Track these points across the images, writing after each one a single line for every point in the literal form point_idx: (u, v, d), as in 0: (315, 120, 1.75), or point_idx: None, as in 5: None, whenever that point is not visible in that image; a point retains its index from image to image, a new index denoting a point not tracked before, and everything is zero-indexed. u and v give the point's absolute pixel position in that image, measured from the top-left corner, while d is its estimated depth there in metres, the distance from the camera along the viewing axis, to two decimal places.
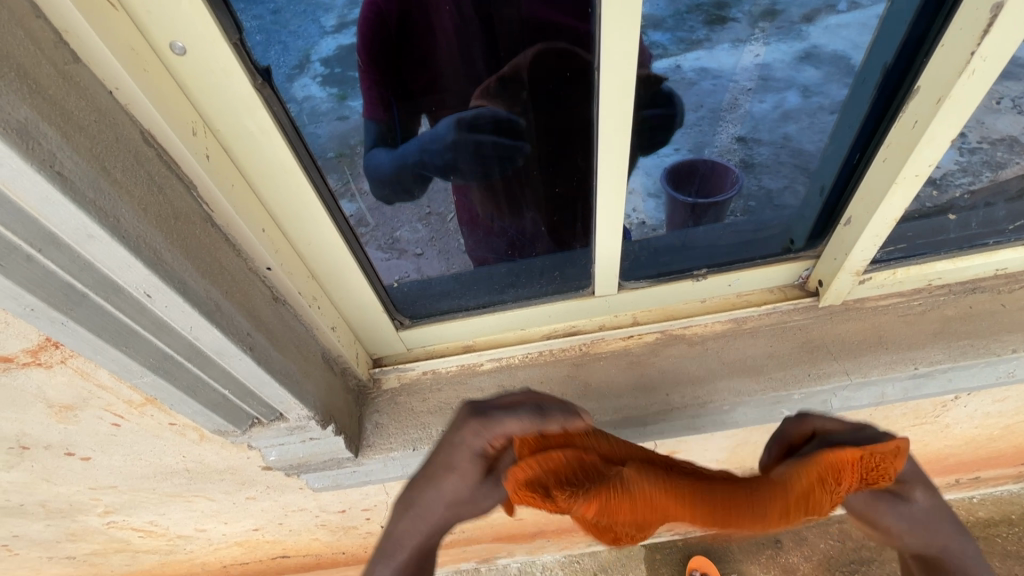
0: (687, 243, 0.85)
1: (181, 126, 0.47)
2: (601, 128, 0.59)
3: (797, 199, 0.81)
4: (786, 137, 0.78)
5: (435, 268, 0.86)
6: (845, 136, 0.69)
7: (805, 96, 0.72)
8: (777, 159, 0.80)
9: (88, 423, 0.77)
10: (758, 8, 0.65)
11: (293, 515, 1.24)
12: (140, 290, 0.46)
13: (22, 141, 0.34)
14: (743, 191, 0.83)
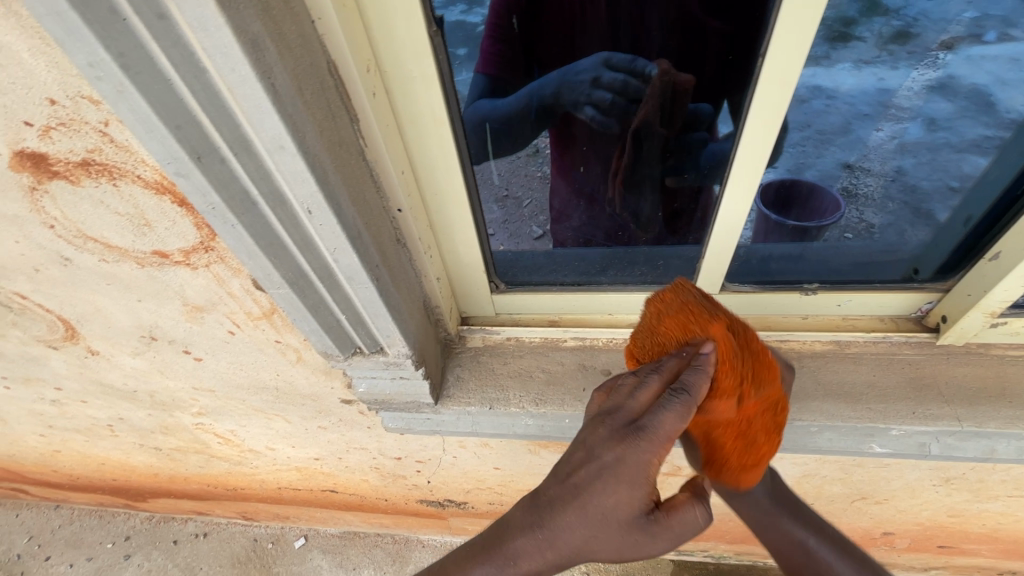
0: (802, 256, 0.82)
1: (359, 62, 0.51)
2: (750, 117, 0.57)
3: (902, 240, 0.81)
4: (900, 171, 0.77)
5: (515, 247, 0.90)
6: (1006, 169, 0.66)
7: (932, 126, 0.72)
8: (886, 193, 0.79)
9: (211, 327, 0.85)
10: (891, 29, 0.62)
11: (353, 452, 1.32)
12: (304, 205, 0.50)
13: (253, 51, 0.38)
14: (843, 221, 0.81)
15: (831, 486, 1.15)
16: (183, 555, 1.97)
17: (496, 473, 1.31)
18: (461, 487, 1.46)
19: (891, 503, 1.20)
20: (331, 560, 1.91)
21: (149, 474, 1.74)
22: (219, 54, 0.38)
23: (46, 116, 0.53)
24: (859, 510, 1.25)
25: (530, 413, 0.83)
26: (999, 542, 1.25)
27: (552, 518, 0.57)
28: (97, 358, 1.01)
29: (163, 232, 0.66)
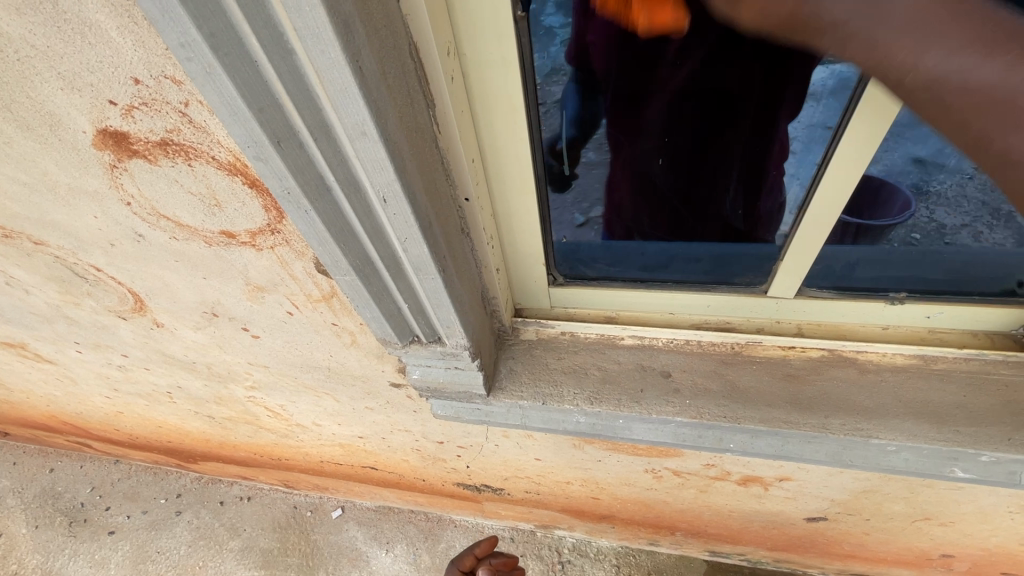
0: (888, 261, 0.78)
1: (441, 45, 0.49)
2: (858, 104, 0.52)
3: (977, 242, 0.76)
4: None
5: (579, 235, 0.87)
6: None
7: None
8: (960, 192, 0.74)
9: (271, 306, 0.86)
10: None
11: (396, 433, 1.33)
12: (380, 194, 0.49)
13: (345, 34, 0.37)
14: (911, 219, 0.77)
15: (892, 504, 1.09)
16: (229, 516, 2.06)
17: (536, 464, 1.31)
18: (498, 474, 1.47)
19: (955, 525, 1.14)
20: (367, 532, 1.96)
21: (200, 439, 1.82)
22: (309, 34, 0.36)
23: (130, 95, 0.53)
24: (920, 531, 1.22)
25: (584, 411, 0.81)
26: None
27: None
28: (161, 329, 1.04)
29: (233, 213, 0.67)
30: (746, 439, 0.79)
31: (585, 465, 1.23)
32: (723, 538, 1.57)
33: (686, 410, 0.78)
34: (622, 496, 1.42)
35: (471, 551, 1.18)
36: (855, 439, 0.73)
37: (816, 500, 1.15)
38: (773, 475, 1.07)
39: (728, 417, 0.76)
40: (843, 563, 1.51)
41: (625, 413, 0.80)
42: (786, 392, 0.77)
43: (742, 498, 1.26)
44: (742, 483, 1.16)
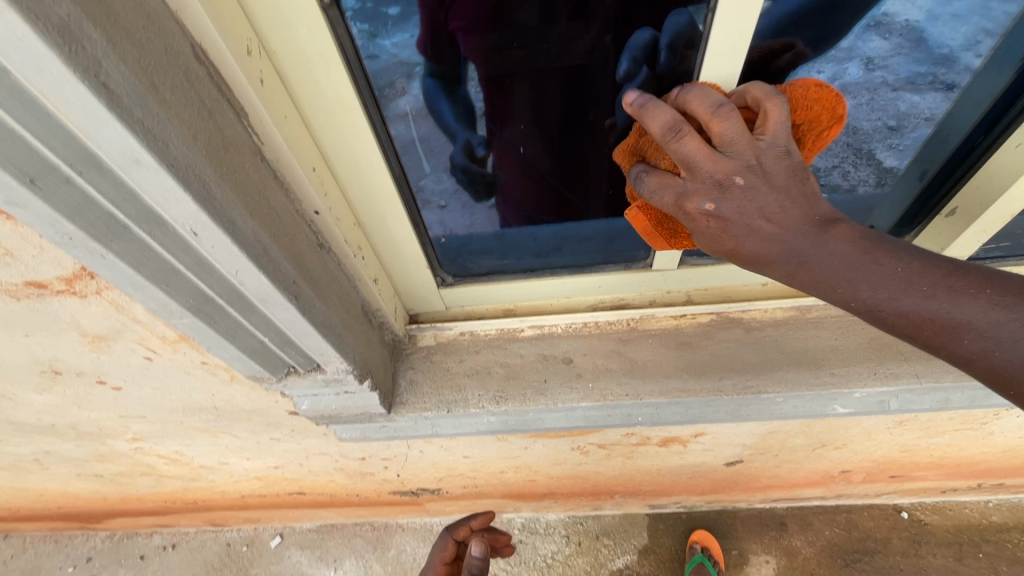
0: None
1: (236, 45, 0.42)
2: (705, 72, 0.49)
3: (845, 182, 0.72)
4: (851, 105, 0.64)
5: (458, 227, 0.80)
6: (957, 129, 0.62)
7: (868, 67, 0.57)
8: (834, 134, 0.69)
9: (122, 354, 0.75)
10: None
11: (313, 457, 1.24)
12: (187, 227, 0.42)
13: (65, 43, 0.29)
14: (810, 168, 0.70)
15: (795, 438, 1.18)
16: (152, 569, 1.88)
17: (466, 461, 1.27)
18: (432, 477, 1.43)
19: (849, 446, 1.26)
20: (310, 555, 1.86)
21: (96, 499, 1.61)
22: (12, 48, 0.28)
23: None
24: (822, 455, 1.33)
25: (491, 411, 0.79)
26: (939, 465, 1.43)
27: (434, 558, 1.09)
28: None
29: (33, 260, 0.55)
30: (653, 411, 0.80)
31: (514, 453, 1.22)
32: (658, 492, 1.64)
33: (591, 394, 0.77)
34: (557, 473, 1.43)
35: (466, 521, 1.12)
36: (748, 395, 0.76)
37: (731, 447, 1.22)
38: (689, 433, 1.12)
39: (631, 395, 0.77)
40: (764, 493, 1.63)
41: (532, 406, 0.78)
42: (682, 360, 0.78)
43: (667, 456, 1.31)
44: (664, 444, 1.20)
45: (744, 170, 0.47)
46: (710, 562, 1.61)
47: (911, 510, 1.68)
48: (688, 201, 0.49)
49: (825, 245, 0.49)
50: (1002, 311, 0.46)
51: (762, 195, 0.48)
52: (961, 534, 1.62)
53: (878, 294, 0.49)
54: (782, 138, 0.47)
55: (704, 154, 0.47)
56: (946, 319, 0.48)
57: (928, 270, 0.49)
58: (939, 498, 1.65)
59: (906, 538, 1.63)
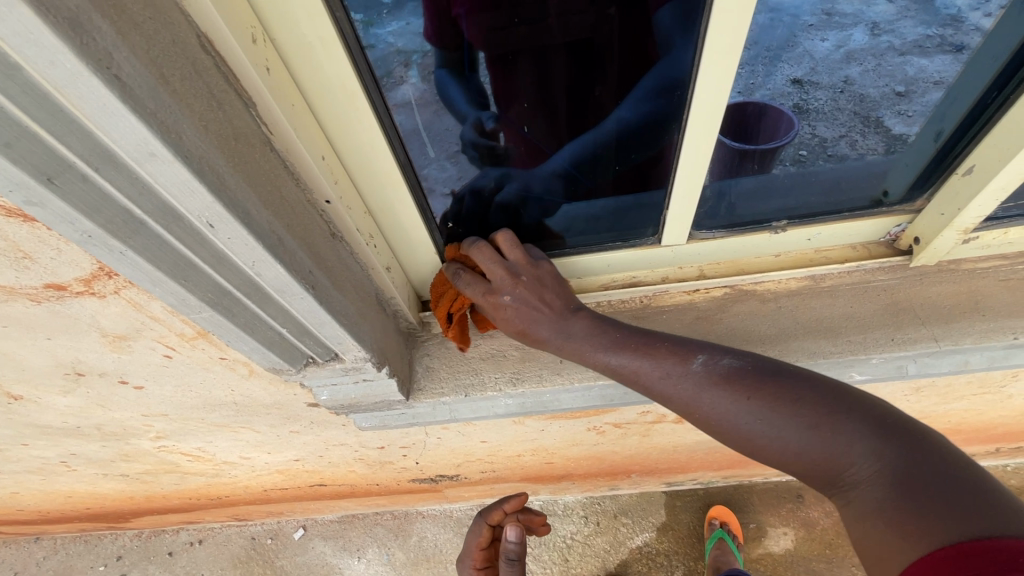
0: (775, 189, 0.76)
1: (241, 32, 0.41)
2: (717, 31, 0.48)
3: (852, 151, 0.74)
4: (847, 81, 0.65)
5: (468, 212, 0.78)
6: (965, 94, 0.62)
7: (873, 33, 0.60)
8: (834, 104, 0.68)
9: (141, 353, 0.76)
10: None
11: (333, 449, 1.26)
12: (202, 219, 0.42)
13: (75, 35, 0.29)
14: (797, 138, 0.71)
15: None
16: (181, 565, 1.92)
17: (483, 446, 1.29)
18: (450, 464, 1.45)
19: None
20: (334, 545, 1.90)
21: (122, 498, 1.65)
22: (25, 43, 0.28)
23: None
24: None
25: (508, 393, 0.79)
26: (956, 432, 1.43)
27: (469, 540, 1.13)
28: (24, 400, 0.90)
29: (52, 262, 0.56)
30: None
31: (530, 437, 1.23)
32: (674, 470, 1.65)
33: None
34: (573, 455, 1.45)
35: (499, 504, 1.12)
36: None
37: None
38: None
39: None
40: None
41: (549, 387, 0.79)
42: (696, 335, 0.79)
43: (683, 433, 1.32)
44: (679, 422, 1.21)
45: (522, 274, 0.69)
46: (730, 536, 1.62)
47: None
48: (495, 293, 0.68)
49: (567, 326, 0.69)
50: (694, 365, 0.61)
51: (529, 290, 0.68)
52: None
53: (611, 360, 0.66)
54: (516, 253, 0.71)
55: (489, 258, 0.69)
56: (680, 394, 0.61)
57: (641, 338, 0.66)
58: None
59: None
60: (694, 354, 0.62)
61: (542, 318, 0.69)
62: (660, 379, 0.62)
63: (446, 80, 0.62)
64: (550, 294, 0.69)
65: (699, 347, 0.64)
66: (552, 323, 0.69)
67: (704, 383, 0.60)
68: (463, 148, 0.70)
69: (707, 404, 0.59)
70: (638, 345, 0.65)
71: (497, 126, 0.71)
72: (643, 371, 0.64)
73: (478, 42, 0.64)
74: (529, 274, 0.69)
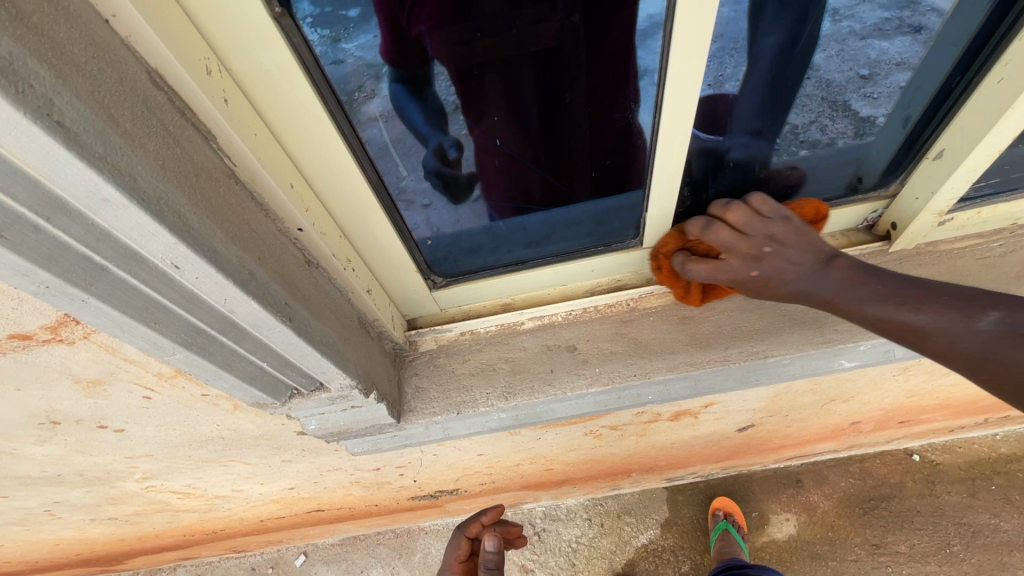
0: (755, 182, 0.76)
1: (194, 65, 0.40)
2: (680, 35, 0.48)
3: (823, 136, 0.75)
4: (812, 67, 0.66)
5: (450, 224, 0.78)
6: (935, 75, 0.62)
7: (835, 19, 0.61)
8: (803, 92, 0.69)
9: (118, 397, 0.73)
10: None
11: (327, 474, 1.23)
12: (167, 261, 0.40)
13: (11, 84, 0.27)
14: (773, 127, 0.72)
15: (803, 397, 1.18)
16: None
17: (480, 459, 1.27)
18: (448, 478, 1.42)
19: (856, 398, 1.27)
20: (337, 569, 1.86)
21: (113, 541, 1.59)
22: None
23: None
24: (830, 410, 1.34)
25: (500, 408, 0.78)
26: (946, 406, 1.45)
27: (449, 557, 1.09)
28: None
29: (14, 312, 0.53)
30: (661, 388, 0.80)
31: (527, 446, 1.21)
32: (673, 465, 1.64)
33: (598, 379, 0.77)
34: (572, 459, 1.43)
35: (478, 516, 1.10)
36: (754, 361, 0.77)
37: (741, 413, 1.23)
38: (697, 404, 1.12)
39: (639, 374, 0.77)
40: (778, 453, 1.64)
41: (542, 399, 0.78)
42: (685, 335, 0.78)
43: (678, 430, 1.32)
44: (674, 419, 1.20)
45: (769, 244, 0.63)
46: (735, 527, 1.62)
47: (922, 452, 1.69)
48: (743, 273, 0.65)
49: (826, 280, 0.62)
50: (982, 323, 0.53)
51: (782, 257, 0.63)
52: (973, 469, 1.63)
53: (876, 312, 0.58)
54: (755, 225, 0.64)
55: (735, 238, 0.64)
56: (913, 325, 0.56)
57: (911, 287, 0.58)
58: (949, 437, 1.66)
59: (920, 480, 1.64)
60: (984, 309, 0.54)
61: (834, 279, 0.61)
62: (864, 297, 0.59)
63: (402, 97, 0.64)
64: (798, 255, 0.63)
65: (979, 297, 0.55)
66: (812, 280, 0.62)
67: (999, 342, 0.52)
68: (428, 174, 0.73)
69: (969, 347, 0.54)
70: (913, 291, 0.57)
71: (459, 154, 0.78)
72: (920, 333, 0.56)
73: (439, 58, 0.69)
74: (754, 244, 0.63)
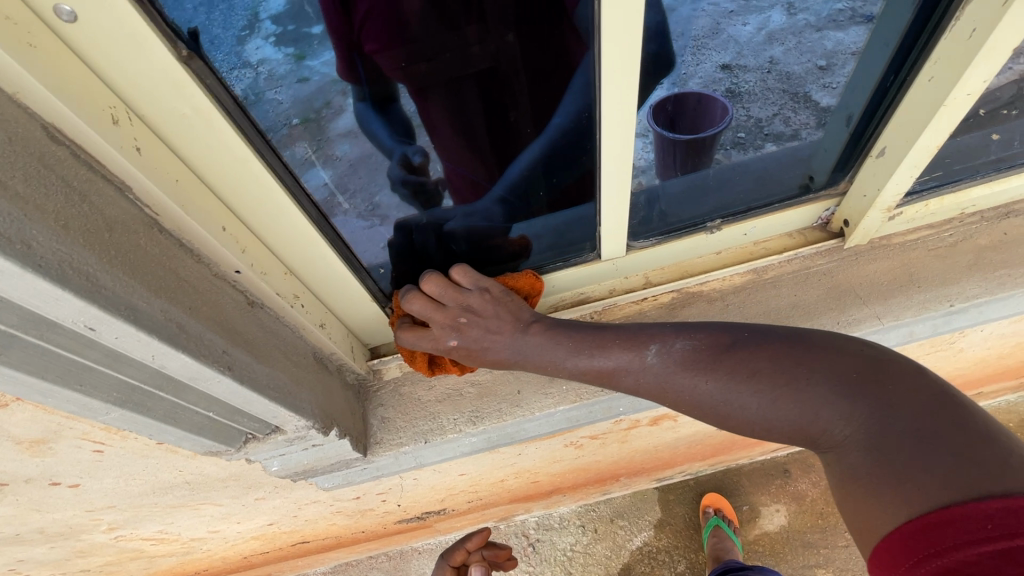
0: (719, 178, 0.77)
1: (98, 116, 0.38)
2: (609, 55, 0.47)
3: (787, 129, 0.75)
4: (773, 62, 0.67)
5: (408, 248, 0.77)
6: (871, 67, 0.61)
7: (789, 13, 0.61)
8: (763, 86, 0.70)
9: (67, 453, 0.70)
10: None
11: (306, 506, 1.20)
12: (81, 324, 0.38)
13: None
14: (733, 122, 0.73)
15: None
16: None
17: (463, 478, 1.25)
18: (433, 499, 1.40)
19: None
20: None
21: None
22: None
23: None
24: None
25: (469, 433, 0.77)
26: None
27: None
28: None
29: None
30: (631, 399, 0.79)
31: (508, 461, 1.20)
32: (660, 466, 1.64)
33: (566, 396, 0.76)
34: (557, 470, 1.42)
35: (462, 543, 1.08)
36: None
37: None
38: (674, 407, 1.12)
39: (606, 389, 0.76)
40: (763, 446, 1.64)
41: (510, 421, 0.76)
42: None
43: (660, 433, 1.31)
44: (654, 423, 1.20)
45: (465, 313, 0.66)
46: (725, 523, 1.62)
47: None
48: (442, 342, 0.67)
49: (528, 343, 0.66)
50: (649, 359, 0.61)
51: (481, 325, 0.67)
52: None
53: (579, 364, 0.64)
54: (474, 282, 0.67)
55: (431, 308, 0.66)
56: (618, 374, 0.63)
57: (592, 338, 0.65)
58: None
59: None
60: (647, 344, 0.62)
61: (588, 353, 0.64)
62: (667, 389, 0.60)
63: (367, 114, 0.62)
64: (494, 323, 0.67)
65: (647, 334, 0.63)
66: (566, 361, 0.65)
67: (668, 371, 0.60)
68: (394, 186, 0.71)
69: (714, 401, 0.57)
70: (619, 341, 0.63)
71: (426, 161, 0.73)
72: (613, 373, 0.63)
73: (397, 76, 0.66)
74: (489, 314, 0.67)
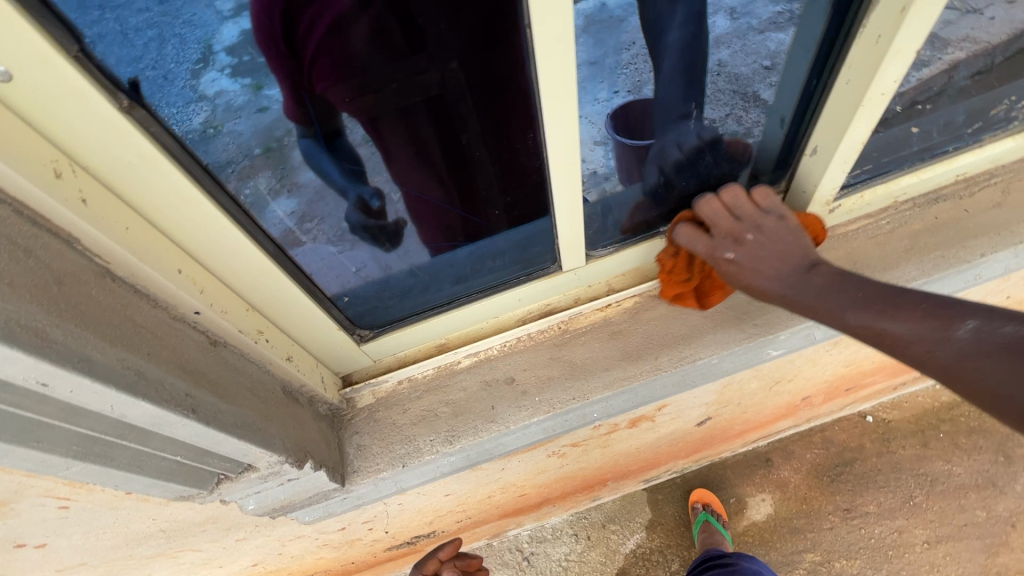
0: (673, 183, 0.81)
1: (40, 172, 0.38)
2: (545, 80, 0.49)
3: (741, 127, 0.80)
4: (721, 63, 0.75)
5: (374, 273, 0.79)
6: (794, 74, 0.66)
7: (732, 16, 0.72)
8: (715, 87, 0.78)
9: (31, 512, 0.68)
10: None
11: (291, 543, 1.17)
12: (33, 380, 0.38)
13: None
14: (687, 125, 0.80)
15: (750, 384, 1.22)
16: None
17: (449, 498, 1.24)
18: (422, 523, 1.38)
19: (800, 376, 1.32)
20: None
21: None
22: None
23: None
24: (779, 391, 1.38)
25: (446, 453, 0.77)
26: (885, 367, 1.52)
27: None
28: None
29: None
30: (604, 404, 0.81)
31: (493, 477, 1.20)
32: (646, 467, 1.66)
33: (539, 408, 0.77)
34: (544, 480, 1.42)
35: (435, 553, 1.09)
36: (685, 366, 0.79)
37: (697, 408, 1.25)
38: (651, 408, 1.14)
39: (578, 397, 0.77)
40: (743, 438, 1.68)
41: (487, 437, 0.77)
42: (617, 350, 0.80)
43: (641, 435, 1.33)
44: (634, 425, 1.22)
45: (749, 228, 0.69)
46: (715, 517, 1.64)
47: (874, 413, 1.76)
48: (717, 251, 0.69)
49: (866, 294, 0.60)
50: (957, 332, 0.49)
51: (773, 245, 0.68)
52: (921, 420, 1.72)
53: (855, 318, 0.57)
54: (775, 208, 0.71)
55: (723, 215, 0.71)
56: (888, 334, 0.54)
57: (892, 299, 0.56)
58: (896, 394, 1.74)
59: (877, 440, 1.71)
60: (963, 319, 0.50)
61: (849, 303, 0.59)
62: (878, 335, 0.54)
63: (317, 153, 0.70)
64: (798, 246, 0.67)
65: (959, 308, 0.51)
66: (844, 308, 0.59)
67: (970, 351, 0.48)
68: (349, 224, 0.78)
69: (932, 361, 0.50)
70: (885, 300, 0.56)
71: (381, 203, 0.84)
72: (835, 309, 0.59)
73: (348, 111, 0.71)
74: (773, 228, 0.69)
